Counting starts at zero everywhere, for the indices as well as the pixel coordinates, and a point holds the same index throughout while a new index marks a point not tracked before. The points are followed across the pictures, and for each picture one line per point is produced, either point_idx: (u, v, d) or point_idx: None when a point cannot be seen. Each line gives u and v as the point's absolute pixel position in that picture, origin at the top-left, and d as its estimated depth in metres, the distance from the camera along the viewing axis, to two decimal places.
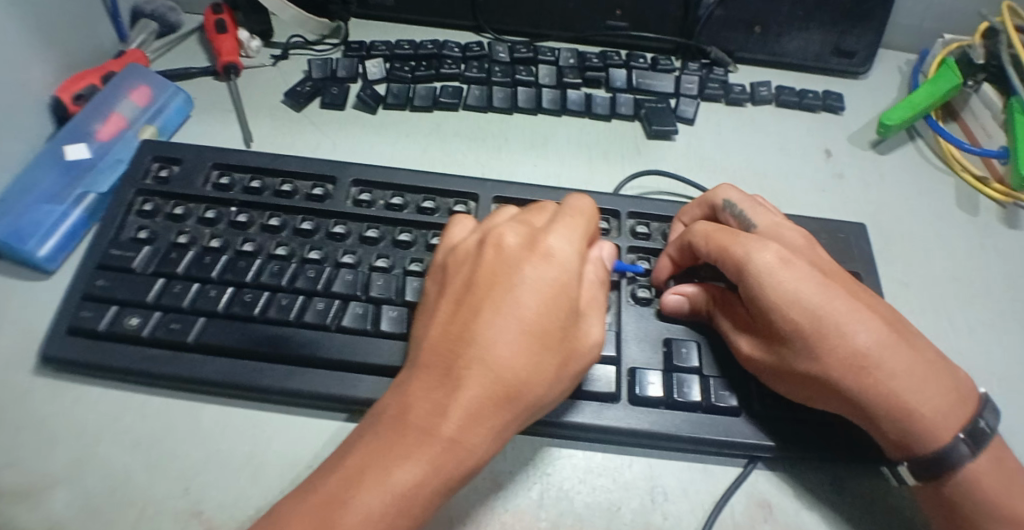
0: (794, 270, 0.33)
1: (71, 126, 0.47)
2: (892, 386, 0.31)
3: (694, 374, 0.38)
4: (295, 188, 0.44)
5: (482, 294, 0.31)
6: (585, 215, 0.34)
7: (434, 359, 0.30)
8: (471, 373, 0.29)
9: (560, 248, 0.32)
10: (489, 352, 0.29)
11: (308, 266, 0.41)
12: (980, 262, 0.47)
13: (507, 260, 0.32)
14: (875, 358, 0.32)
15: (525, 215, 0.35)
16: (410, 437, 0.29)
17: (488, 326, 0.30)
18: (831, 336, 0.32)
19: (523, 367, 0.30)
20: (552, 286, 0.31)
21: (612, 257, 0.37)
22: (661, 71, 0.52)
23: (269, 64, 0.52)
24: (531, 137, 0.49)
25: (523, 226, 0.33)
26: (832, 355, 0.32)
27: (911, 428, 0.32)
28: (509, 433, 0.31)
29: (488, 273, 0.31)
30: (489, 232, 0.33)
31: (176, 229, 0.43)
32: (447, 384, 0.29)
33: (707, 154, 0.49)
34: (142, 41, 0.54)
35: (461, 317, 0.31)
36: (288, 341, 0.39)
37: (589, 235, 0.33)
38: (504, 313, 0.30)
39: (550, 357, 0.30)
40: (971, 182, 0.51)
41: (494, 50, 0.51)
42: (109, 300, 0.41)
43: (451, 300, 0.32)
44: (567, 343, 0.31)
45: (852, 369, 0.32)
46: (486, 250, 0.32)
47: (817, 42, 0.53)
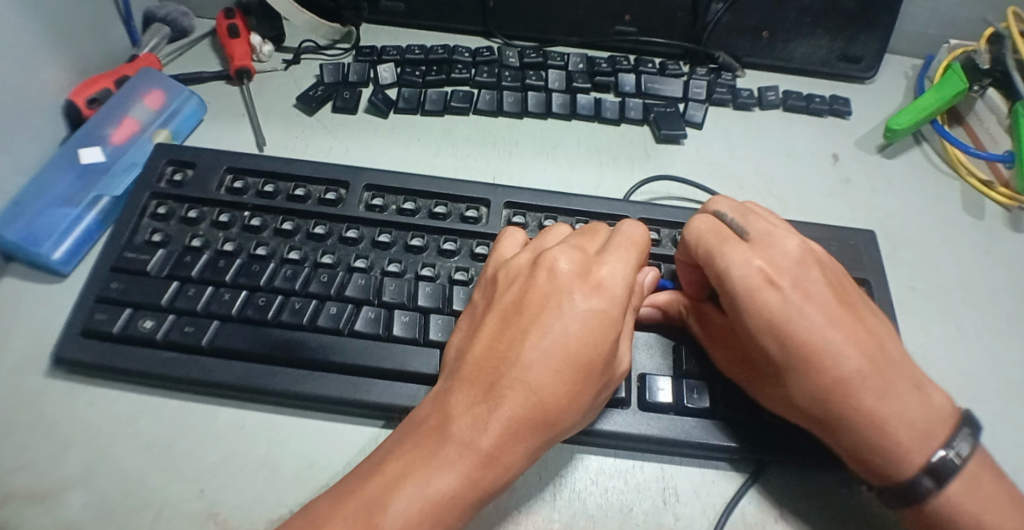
0: (780, 284, 0.33)
1: (85, 129, 0.48)
2: (863, 408, 0.32)
3: (703, 380, 0.38)
4: (309, 192, 0.44)
5: (532, 317, 0.32)
6: (639, 246, 0.35)
7: (477, 376, 0.32)
8: (513, 393, 0.31)
9: (611, 279, 0.33)
10: (532, 374, 0.31)
11: (321, 270, 0.42)
12: (986, 267, 0.48)
13: (559, 285, 0.33)
14: (853, 382, 0.32)
15: (578, 240, 0.36)
16: (449, 448, 0.30)
17: (533, 349, 0.31)
18: (806, 364, 0.32)
19: (565, 393, 0.31)
20: (600, 316, 0.32)
21: (654, 282, 0.39)
22: (670, 76, 0.52)
23: (281, 68, 0.53)
24: (542, 142, 0.49)
25: (576, 253, 0.35)
26: (812, 375, 0.32)
27: (880, 457, 0.32)
28: (541, 453, 0.32)
29: (539, 297, 0.33)
30: (543, 255, 0.35)
31: (190, 233, 0.44)
32: (489, 403, 0.31)
33: (716, 160, 0.49)
34: (154, 45, 0.54)
35: (508, 338, 0.32)
36: (302, 346, 0.39)
37: (641, 266, 0.35)
38: (551, 338, 0.31)
39: (590, 385, 0.32)
40: (977, 187, 0.52)
41: (504, 55, 0.52)
42: (124, 302, 0.41)
43: (500, 319, 0.33)
44: (607, 371, 0.32)
45: (829, 393, 0.32)
46: (538, 274, 0.34)
47: (825, 47, 0.53)
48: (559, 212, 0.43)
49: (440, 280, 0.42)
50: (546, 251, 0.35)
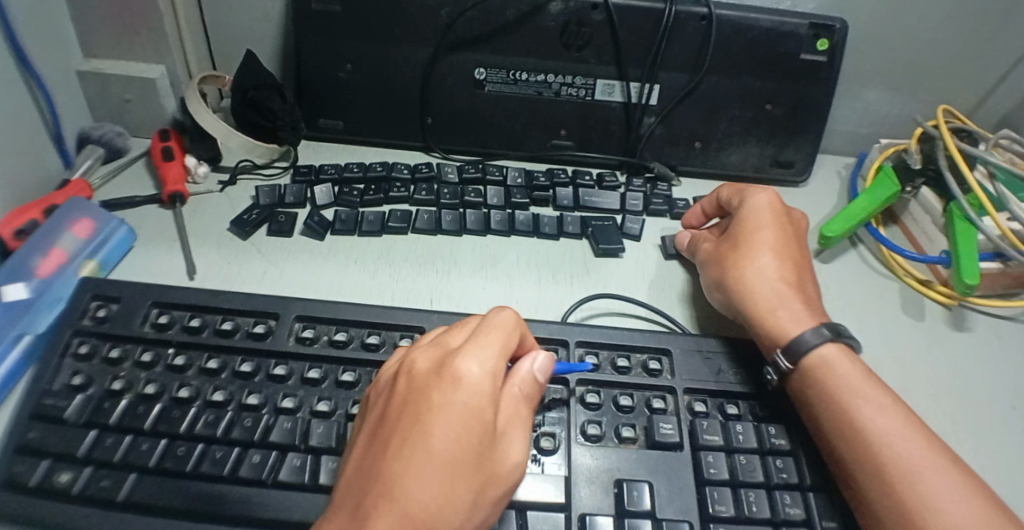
0: (855, 371, 0.40)
1: (12, 262, 0.46)
2: (919, 493, 0.35)
3: (645, 518, 0.37)
4: (237, 325, 0.43)
5: (395, 426, 0.31)
6: (504, 329, 0.34)
7: (347, 500, 0.30)
8: (378, 512, 0.28)
9: (468, 368, 0.32)
10: (396, 486, 0.29)
11: (245, 413, 0.40)
12: (931, 369, 0.48)
13: (418, 387, 0.32)
14: (913, 472, 0.35)
15: (448, 334, 0.36)
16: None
17: (397, 460, 0.30)
18: (770, 295, 0.43)
19: (433, 501, 0.29)
20: (461, 411, 0.31)
21: (547, 367, 0.35)
22: (607, 188, 0.52)
23: (217, 189, 0.52)
24: (481, 259, 0.49)
25: (436, 350, 0.34)
26: (876, 451, 0.36)
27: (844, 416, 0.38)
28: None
29: (400, 404, 0.32)
30: (404, 360, 0.34)
31: (112, 374, 0.42)
32: (354, 526, 0.28)
33: (656, 273, 0.50)
34: (87, 166, 0.54)
35: (374, 453, 0.31)
36: (222, 500, 0.37)
37: (507, 350, 0.34)
38: (411, 445, 0.30)
39: (461, 485, 0.29)
40: (916, 286, 0.52)
41: (443, 172, 0.52)
42: (35, 456, 0.39)
43: (368, 436, 0.32)
44: (482, 469, 0.30)
45: (884, 472, 0.35)
46: (400, 379, 0.33)
47: (756, 154, 0.55)
48: None
49: None
50: (407, 355, 0.35)
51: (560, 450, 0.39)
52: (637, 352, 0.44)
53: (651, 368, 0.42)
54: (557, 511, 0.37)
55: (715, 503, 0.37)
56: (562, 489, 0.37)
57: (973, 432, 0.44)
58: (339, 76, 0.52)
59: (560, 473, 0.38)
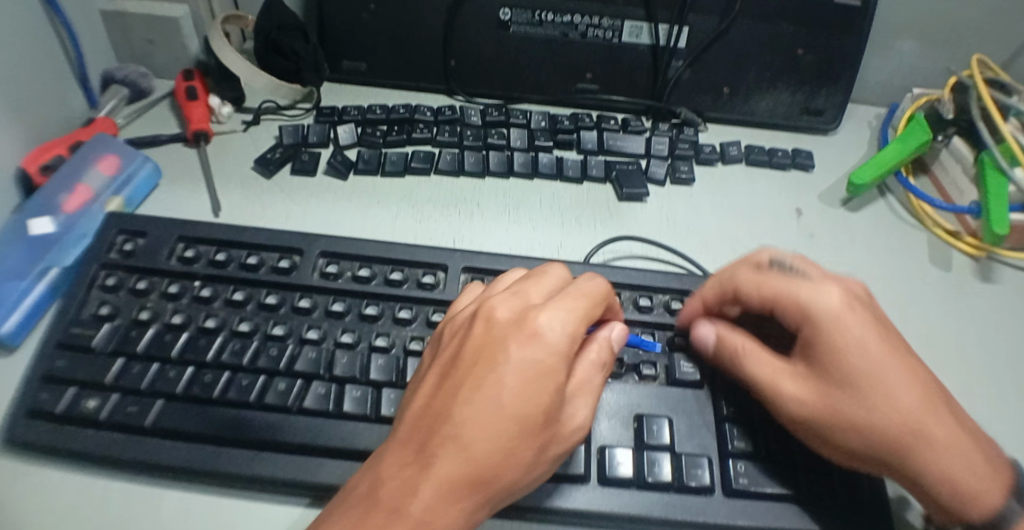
0: (856, 320, 0.34)
1: (37, 199, 0.47)
2: (938, 441, 0.32)
3: (664, 452, 0.37)
4: (262, 260, 0.44)
5: (467, 371, 0.31)
6: (591, 298, 0.34)
7: (411, 435, 0.30)
8: (446, 453, 0.29)
9: (549, 328, 0.31)
10: (464, 431, 0.29)
11: (271, 343, 0.41)
12: (956, 321, 0.47)
13: (496, 336, 0.32)
14: (924, 420, 0.33)
15: (528, 287, 0.35)
16: (377, 513, 0.28)
17: (467, 406, 0.30)
18: (848, 353, 0.34)
19: (497, 451, 0.29)
20: (536, 368, 0.30)
21: (623, 336, 0.37)
22: (632, 133, 0.52)
23: (240, 129, 0.52)
24: (503, 201, 0.48)
25: (517, 301, 0.33)
26: (886, 413, 0.33)
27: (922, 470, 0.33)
28: (479, 514, 0.30)
29: (475, 350, 0.32)
30: (482, 304, 0.34)
31: (139, 305, 0.42)
32: (420, 461, 0.29)
33: (681, 217, 0.49)
34: (112, 106, 0.54)
35: (444, 394, 0.31)
36: (249, 425, 0.38)
37: (588, 315, 0.33)
38: (483, 393, 0.30)
39: (528, 443, 0.30)
40: (943, 237, 0.52)
41: (466, 114, 0.52)
42: (66, 381, 0.40)
43: (438, 374, 0.32)
44: (546, 427, 0.31)
45: (903, 430, 0.32)
46: (476, 323, 0.33)
47: (786, 101, 0.54)
48: None
49: (394, 350, 0.41)
50: (485, 301, 0.34)
51: None
52: (659, 293, 0.43)
53: (673, 307, 0.42)
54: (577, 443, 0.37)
55: (734, 438, 0.37)
56: None
57: (996, 383, 0.43)
58: (361, 17, 0.52)
59: None
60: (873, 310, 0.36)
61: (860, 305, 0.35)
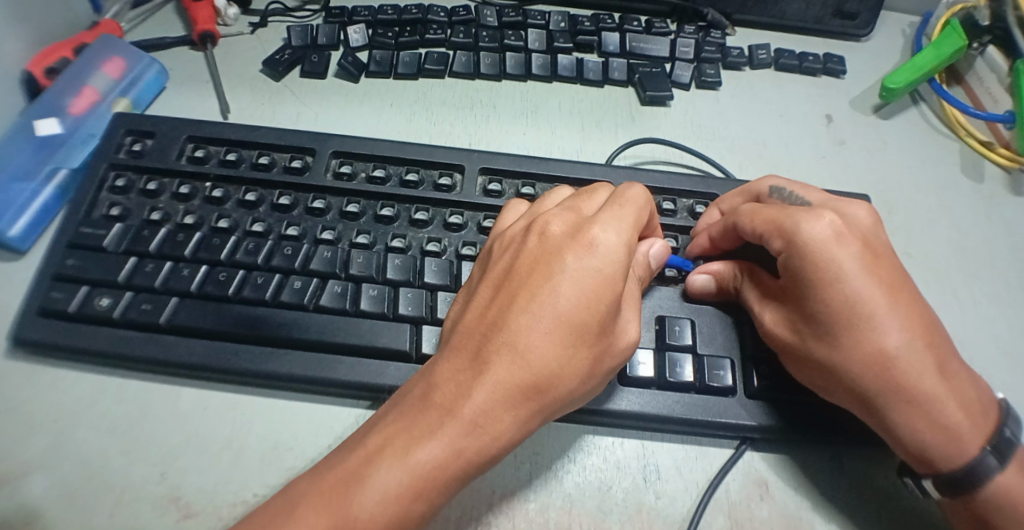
0: (845, 253, 0.32)
1: (42, 101, 0.45)
2: (914, 381, 0.31)
3: (686, 353, 0.36)
4: (273, 161, 0.42)
5: (522, 282, 0.30)
6: (637, 205, 0.32)
7: (465, 344, 0.30)
8: (500, 361, 0.28)
9: (604, 238, 0.29)
10: (519, 337, 0.28)
11: (285, 243, 0.40)
12: (986, 233, 0.46)
13: (550, 247, 0.30)
14: (902, 359, 0.31)
15: (581, 202, 0.33)
16: (431, 415, 0.28)
17: (522, 315, 0.29)
18: (831, 282, 0.32)
19: (553, 359, 0.28)
20: (590, 276, 0.29)
21: (663, 254, 0.36)
22: (657, 35, 0.49)
23: (248, 31, 0.50)
24: (521, 104, 0.47)
25: (570, 214, 0.31)
26: (863, 346, 0.32)
27: (905, 406, 0.32)
28: (536, 424, 0.29)
29: (529, 261, 0.30)
30: (537, 217, 0.32)
31: (150, 206, 0.42)
32: (473, 369, 0.28)
33: (705, 121, 0.47)
34: (116, 11, 0.52)
35: (498, 304, 0.30)
36: (266, 322, 0.38)
37: (640, 224, 0.31)
38: (538, 302, 0.29)
39: (581, 353, 0.29)
40: (976, 147, 0.49)
41: (481, 15, 0.49)
42: (79, 280, 0.39)
43: (491, 284, 0.31)
44: (603, 338, 0.29)
45: (878, 366, 0.31)
46: (531, 236, 0.31)
47: (819, 3, 0.51)
48: (538, 177, 0.42)
49: (411, 251, 0.40)
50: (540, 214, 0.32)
51: None
52: (683, 197, 0.42)
53: (697, 212, 0.41)
54: None
55: (756, 341, 0.37)
56: None
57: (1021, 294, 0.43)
58: None
59: None
60: (869, 241, 0.33)
61: (851, 237, 0.33)
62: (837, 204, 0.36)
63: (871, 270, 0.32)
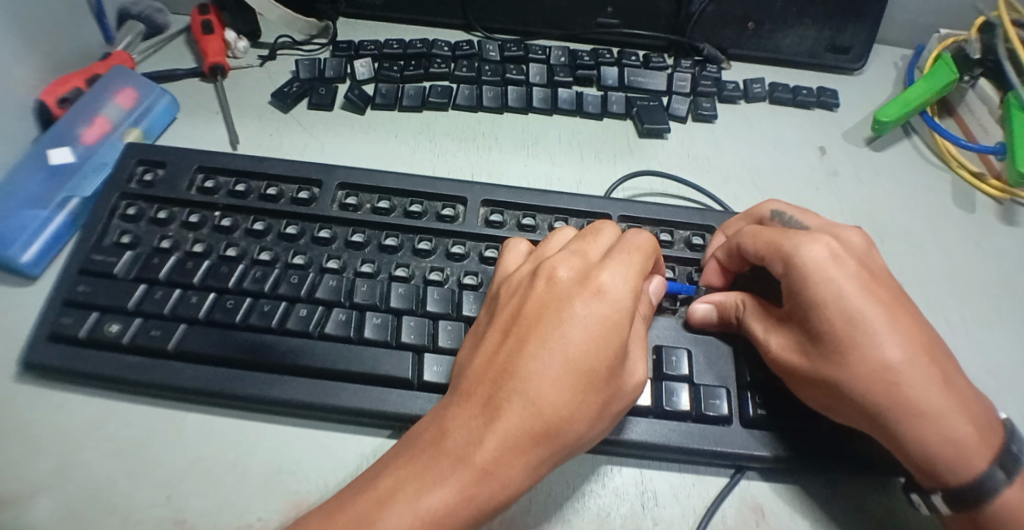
0: (842, 271, 0.33)
1: (55, 130, 0.46)
2: (918, 396, 0.32)
3: (683, 382, 0.37)
4: (281, 191, 0.44)
5: (531, 328, 0.31)
6: (644, 252, 0.33)
7: (477, 388, 0.31)
8: (511, 405, 0.29)
9: (613, 285, 0.31)
10: (531, 383, 0.29)
11: (291, 271, 0.41)
12: (979, 261, 0.46)
13: (558, 292, 0.32)
14: (905, 373, 0.32)
15: (585, 246, 0.34)
16: (443, 461, 0.29)
17: (533, 361, 0.30)
18: (830, 302, 0.33)
19: (564, 405, 0.29)
20: (601, 322, 0.30)
21: (659, 292, 0.37)
22: (654, 69, 0.51)
23: (257, 64, 0.52)
24: (522, 136, 0.48)
25: (577, 260, 0.33)
26: (866, 364, 0.32)
27: (913, 426, 0.32)
28: (546, 468, 0.30)
29: (536, 306, 0.32)
30: (544, 263, 0.33)
31: (160, 234, 0.43)
32: (486, 415, 0.29)
33: (701, 153, 0.49)
34: (128, 42, 0.54)
35: (508, 349, 0.31)
36: (270, 349, 0.38)
37: (647, 271, 0.32)
38: (548, 348, 0.30)
39: (592, 396, 0.30)
40: (968, 179, 0.50)
41: (484, 49, 0.51)
42: (90, 306, 0.40)
43: (500, 329, 0.32)
44: (612, 383, 0.30)
45: (882, 383, 0.32)
46: (538, 281, 0.33)
47: (811, 38, 0.52)
48: (537, 209, 0.43)
49: (414, 280, 0.41)
50: (546, 260, 0.33)
51: None
52: (680, 229, 0.43)
53: (694, 243, 0.42)
54: None
55: (752, 371, 0.38)
56: None
57: (1013, 322, 0.43)
58: None
59: None
60: (860, 258, 0.35)
61: (847, 258, 0.34)
62: (833, 228, 0.38)
63: (870, 289, 0.33)
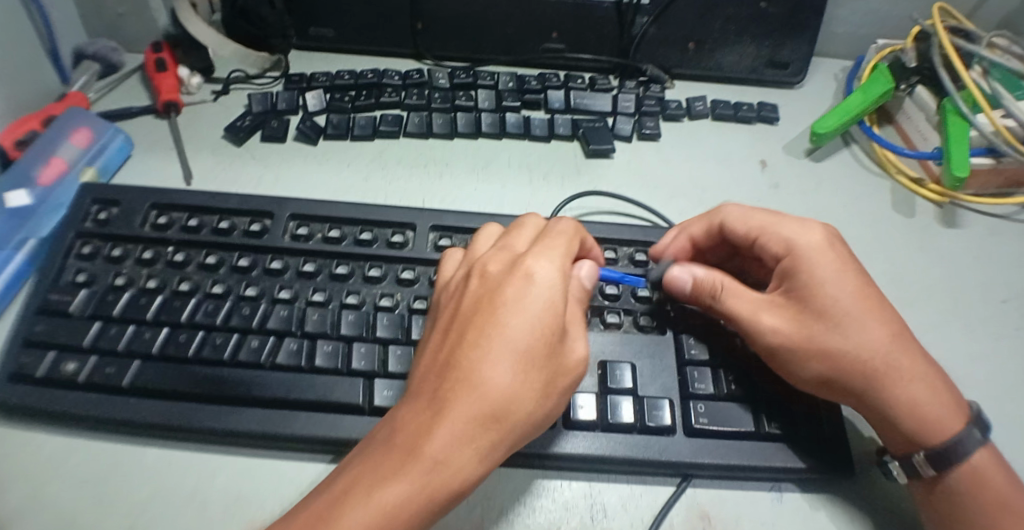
0: (835, 255, 0.37)
1: (14, 171, 0.47)
2: (899, 371, 0.35)
3: (626, 395, 0.38)
4: (233, 225, 0.45)
5: (471, 320, 0.32)
6: (565, 236, 0.35)
7: (424, 384, 0.31)
8: (457, 393, 0.30)
9: (541, 271, 0.33)
10: (475, 372, 0.30)
11: (243, 303, 0.42)
12: (919, 265, 0.48)
13: (492, 285, 0.33)
14: (892, 346, 0.35)
15: (512, 240, 0.36)
16: (395, 456, 0.29)
17: (474, 350, 0.31)
18: (824, 278, 0.36)
19: (510, 387, 0.30)
20: (537, 307, 0.31)
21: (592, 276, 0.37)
22: (600, 91, 0.53)
23: (211, 99, 0.53)
24: (472, 160, 0.50)
25: (505, 255, 0.35)
26: (860, 335, 0.35)
27: (898, 392, 0.35)
28: (498, 455, 0.30)
29: (474, 299, 0.33)
30: (476, 263, 0.35)
31: (115, 271, 0.43)
32: (433, 406, 0.30)
33: (646, 171, 0.50)
34: (85, 82, 0.55)
35: (449, 343, 0.32)
36: (223, 381, 0.39)
37: (572, 255, 0.34)
38: (487, 335, 0.31)
39: (535, 375, 0.31)
40: (908, 185, 0.52)
41: (434, 77, 0.52)
42: (47, 345, 0.40)
43: (441, 328, 0.33)
44: (553, 363, 0.31)
45: (875, 352, 0.35)
46: (473, 279, 0.34)
47: (751, 55, 0.54)
48: None
49: (365, 307, 0.41)
50: (478, 260, 0.35)
51: None
52: (623, 246, 0.44)
53: (637, 259, 0.43)
54: None
55: (695, 382, 0.38)
56: None
57: (953, 323, 0.45)
58: None
59: None
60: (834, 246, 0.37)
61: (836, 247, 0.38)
62: None
63: (860, 274, 0.37)
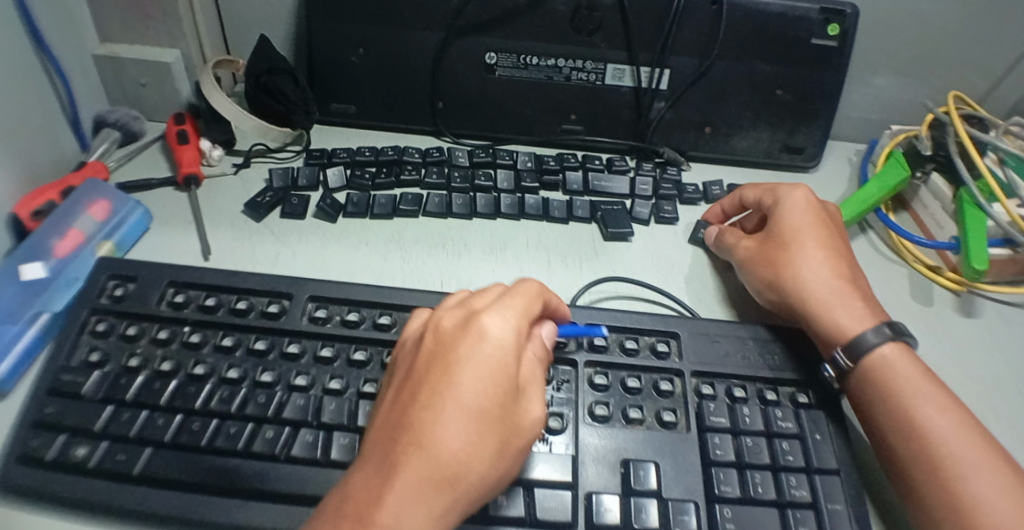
0: (810, 211, 0.47)
1: (30, 243, 0.47)
2: (845, 307, 0.42)
3: (651, 497, 0.37)
4: (251, 305, 0.44)
5: (423, 378, 0.31)
6: (528, 296, 0.34)
7: (377, 446, 0.30)
8: (409, 455, 0.28)
9: (495, 328, 0.32)
10: (427, 434, 0.29)
11: (259, 390, 0.41)
12: (942, 354, 0.47)
13: (445, 340, 0.32)
14: (839, 286, 0.43)
15: (469, 299, 0.35)
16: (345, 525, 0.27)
17: (427, 410, 0.29)
18: (789, 232, 0.46)
19: (462, 448, 0.29)
20: (487, 364, 0.31)
21: (552, 337, 0.38)
22: (616, 172, 0.54)
23: (230, 172, 0.54)
24: (490, 241, 0.50)
25: (461, 310, 0.34)
26: (804, 262, 0.44)
27: (837, 328, 0.42)
28: (452, 521, 0.29)
29: (429, 355, 0.32)
30: (430, 319, 0.34)
31: (129, 350, 0.42)
32: (383, 470, 0.28)
33: (663, 256, 0.50)
34: (104, 150, 0.55)
35: (402, 402, 0.31)
36: (234, 474, 0.38)
37: (529, 314, 0.34)
38: (440, 395, 0.30)
39: (489, 435, 0.29)
40: (924, 272, 0.53)
41: (454, 156, 0.53)
42: (56, 428, 0.39)
43: (395, 387, 0.32)
44: (507, 422, 0.30)
45: (822, 288, 0.43)
46: (427, 334, 0.33)
47: (765, 140, 0.56)
48: None
49: None
50: (433, 314, 0.34)
51: (569, 428, 0.40)
52: (645, 335, 0.44)
53: (659, 350, 0.43)
54: (564, 489, 0.37)
55: (720, 484, 0.37)
56: (569, 468, 0.38)
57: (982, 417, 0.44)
58: (351, 60, 0.54)
59: (568, 454, 0.39)
60: (839, 245, 0.46)
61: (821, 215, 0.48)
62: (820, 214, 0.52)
63: (829, 238, 0.46)
